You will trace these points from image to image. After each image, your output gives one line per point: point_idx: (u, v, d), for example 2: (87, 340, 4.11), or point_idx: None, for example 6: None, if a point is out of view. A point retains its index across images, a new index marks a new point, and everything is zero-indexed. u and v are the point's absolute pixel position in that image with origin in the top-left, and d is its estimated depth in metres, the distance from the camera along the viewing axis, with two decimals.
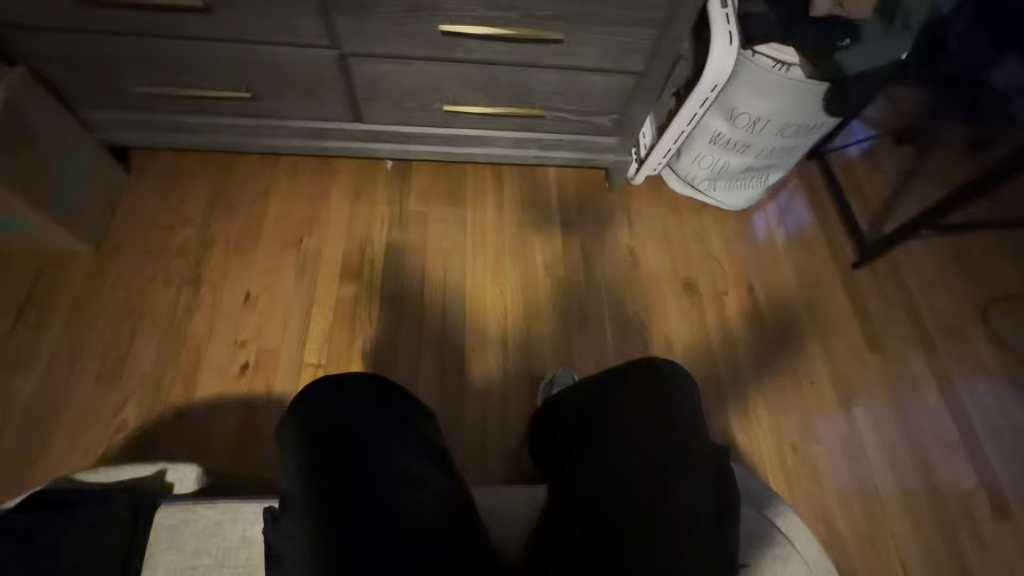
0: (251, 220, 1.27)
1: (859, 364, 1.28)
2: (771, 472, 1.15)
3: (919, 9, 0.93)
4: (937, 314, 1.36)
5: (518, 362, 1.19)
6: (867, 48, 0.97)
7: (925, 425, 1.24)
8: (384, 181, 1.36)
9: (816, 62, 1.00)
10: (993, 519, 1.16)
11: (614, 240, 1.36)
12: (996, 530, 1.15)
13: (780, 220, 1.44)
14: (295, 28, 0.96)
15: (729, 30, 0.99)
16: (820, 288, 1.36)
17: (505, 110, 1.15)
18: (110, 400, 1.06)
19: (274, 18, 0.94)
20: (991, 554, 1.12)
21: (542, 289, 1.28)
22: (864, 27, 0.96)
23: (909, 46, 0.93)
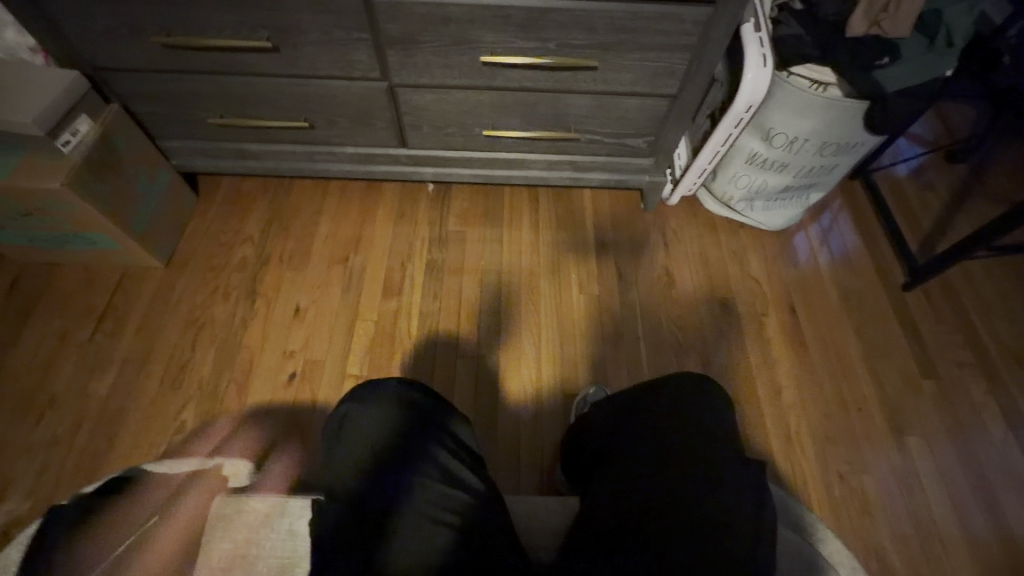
0: (303, 239, 1.36)
1: (914, 391, 1.22)
2: (818, 502, 1.10)
3: (960, 27, 0.95)
4: (1001, 339, 1.28)
5: (553, 377, 1.21)
6: (907, 65, 0.96)
7: (990, 458, 1.15)
8: (426, 203, 1.43)
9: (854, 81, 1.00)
10: None
11: (649, 259, 1.36)
12: None
13: (822, 240, 1.41)
14: (349, 63, 1.05)
15: (763, 52, 0.99)
16: (868, 311, 1.31)
17: (541, 133, 1.19)
18: (172, 402, 1.15)
19: (331, 55, 1.03)
20: None
21: (576, 306, 1.30)
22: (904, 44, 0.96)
23: (952, 63, 0.95)
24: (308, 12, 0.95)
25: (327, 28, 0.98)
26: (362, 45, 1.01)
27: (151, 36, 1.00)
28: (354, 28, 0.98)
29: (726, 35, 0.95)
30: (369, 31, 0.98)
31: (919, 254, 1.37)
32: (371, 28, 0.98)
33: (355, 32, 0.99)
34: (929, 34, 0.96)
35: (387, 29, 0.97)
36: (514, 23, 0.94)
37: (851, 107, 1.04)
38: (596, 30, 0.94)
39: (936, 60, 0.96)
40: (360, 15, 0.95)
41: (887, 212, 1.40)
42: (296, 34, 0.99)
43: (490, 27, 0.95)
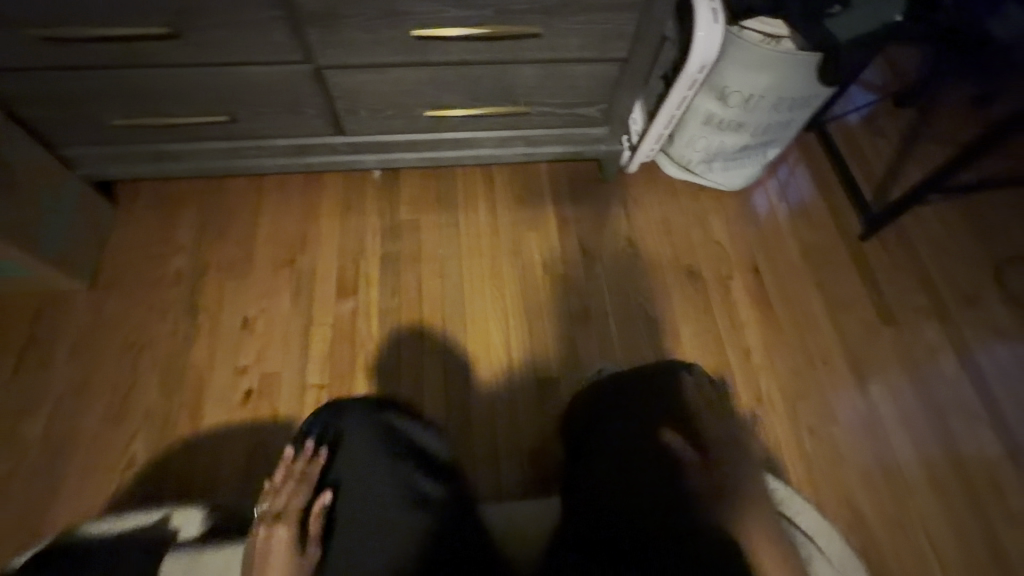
0: (243, 244, 1.25)
1: (873, 339, 1.25)
2: (790, 459, 1.13)
3: None
4: (950, 279, 1.32)
5: (524, 363, 1.18)
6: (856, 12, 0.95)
7: (944, 393, 1.21)
8: (374, 192, 1.33)
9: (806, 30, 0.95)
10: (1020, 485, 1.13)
11: (612, 232, 1.33)
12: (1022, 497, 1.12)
13: (781, 196, 1.40)
14: (266, 46, 0.94)
15: (713, 7, 0.94)
16: (829, 265, 1.32)
17: (489, 109, 1.12)
18: (118, 435, 1.06)
19: (243, 38, 0.92)
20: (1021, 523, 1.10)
21: (542, 287, 1.26)
22: None
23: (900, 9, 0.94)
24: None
25: (235, 7, 0.86)
26: (278, 25, 0.90)
27: (30, 30, 0.87)
28: (268, 6, 0.87)
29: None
30: (284, 8, 0.87)
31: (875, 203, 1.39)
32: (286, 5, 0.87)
33: (269, 9, 0.87)
34: None
35: (305, 4, 0.86)
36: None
37: (804, 61, 1.00)
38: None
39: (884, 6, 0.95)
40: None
41: (841, 163, 1.40)
42: (199, 16, 0.87)
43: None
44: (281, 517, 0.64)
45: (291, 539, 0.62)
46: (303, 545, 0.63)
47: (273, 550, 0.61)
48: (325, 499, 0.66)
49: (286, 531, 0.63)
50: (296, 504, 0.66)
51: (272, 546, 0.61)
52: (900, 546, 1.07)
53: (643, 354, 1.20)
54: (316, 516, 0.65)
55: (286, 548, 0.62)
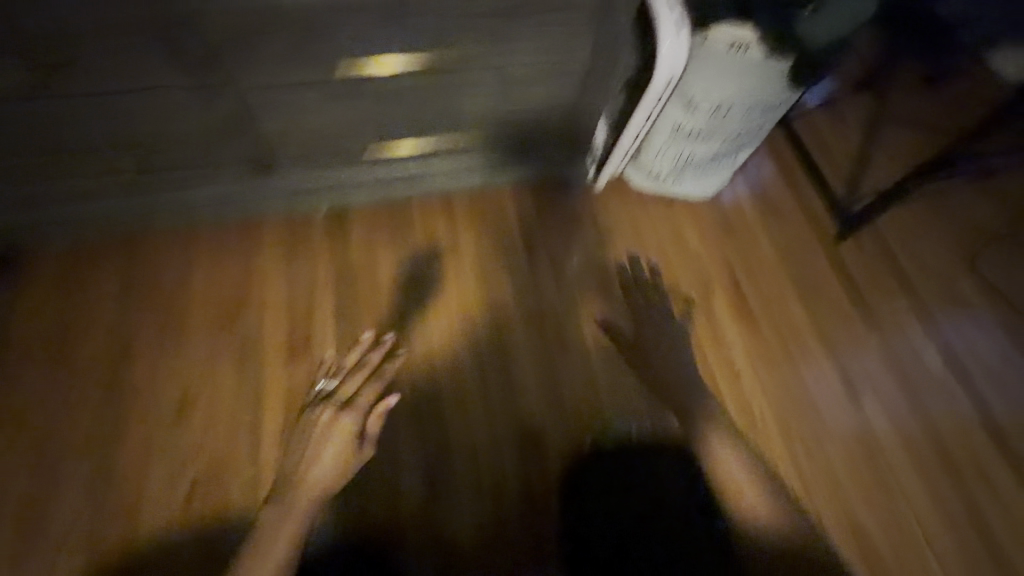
0: (171, 302, 1.10)
1: (858, 343, 1.21)
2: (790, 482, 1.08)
3: None
4: (930, 274, 1.29)
5: (501, 408, 1.09)
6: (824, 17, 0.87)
7: (934, 394, 1.18)
8: (318, 230, 1.19)
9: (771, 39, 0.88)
10: (1016, 484, 1.11)
11: (583, 253, 1.23)
12: (1020, 496, 1.10)
13: (754, 199, 1.34)
14: (178, 65, 0.84)
15: (676, 17, 0.85)
16: (806, 268, 1.28)
17: (438, 133, 1.10)
18: (44, 549, 0.93)
19: (155, 57, 0.83)
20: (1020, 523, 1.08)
21: (516, 323, 1.16)
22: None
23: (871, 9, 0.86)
24: (109, 3, 0.75)
25: None
26: (193, 37, 0.81)
27: None
28: (179, 19, 0.78)
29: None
30: (196, 20, 0.79)
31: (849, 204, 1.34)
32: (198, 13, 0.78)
33: None
34: None
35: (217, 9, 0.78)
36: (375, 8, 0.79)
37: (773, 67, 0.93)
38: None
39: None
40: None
41: (812, 163, 1.35)
42: None
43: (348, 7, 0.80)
44: (350, 403, 0.75)
45: (353, 433, 0.73)
46: (360, 445, 0.74)
47: (338, 428, 0.73)
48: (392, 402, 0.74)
49: (350, 421, 0.74)
50: (364, 398, 0.74)
51: (337, 426, 0.73)
52: (904, 561, 1.04)
53: (628, 385, 1.13)
54: (378, 418, 0.75)
55: (345, 436, 0.73)
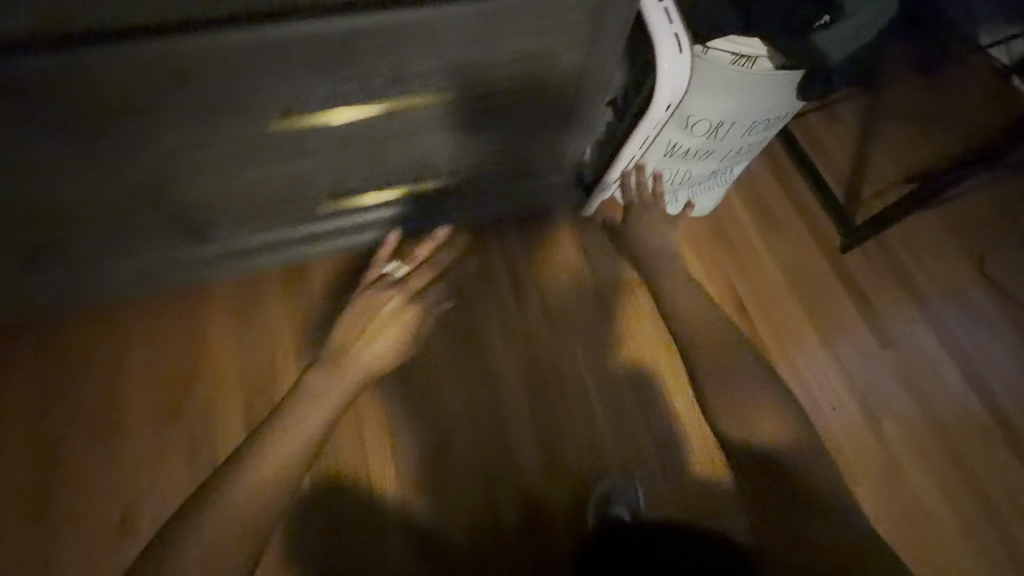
0: (112, 387, 0.95)
1: (872, 365, 1.15)
2: None
3: None
4: (937, 282, 1.24)
5: (502, 472, 1.00)
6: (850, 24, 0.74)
7: (953, 413, 1.12)
8: (274, 291, 1.04)
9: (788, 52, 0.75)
10: None
11: (578, 290, 1.13)
12: None
13: (752, 215, 1.25)
14: (63, 144, 0.66)
15: (675, 32, 0.73)
16: (813, 285, 1.21)
17: (407, 185, 0.92)
18: None
19: (19, 139, 0.64)
20: None
21: (509, 378, 1.06)
22: None
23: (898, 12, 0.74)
24: None
25: None
26: (62, 111, 0.62)
27: None
28: (42, 94, 0.60)
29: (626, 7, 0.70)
30: (61, 93, 0.60)
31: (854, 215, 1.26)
32: (58, 84, 0.59)
33: None
34: None
35: (91, 77, 0.59)
36: (312, 50, 0.63)
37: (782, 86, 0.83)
38: (439, 36, 0.66)
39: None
40: (32, 74, 0.57)
41: (813, 173, 1.26)
42: None
43: (275, 55, 0.63)
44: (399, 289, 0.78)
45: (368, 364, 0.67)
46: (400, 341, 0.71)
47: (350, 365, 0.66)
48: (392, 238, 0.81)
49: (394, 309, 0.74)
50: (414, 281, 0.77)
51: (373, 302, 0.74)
52: None
53: (638, 434, 1.04)
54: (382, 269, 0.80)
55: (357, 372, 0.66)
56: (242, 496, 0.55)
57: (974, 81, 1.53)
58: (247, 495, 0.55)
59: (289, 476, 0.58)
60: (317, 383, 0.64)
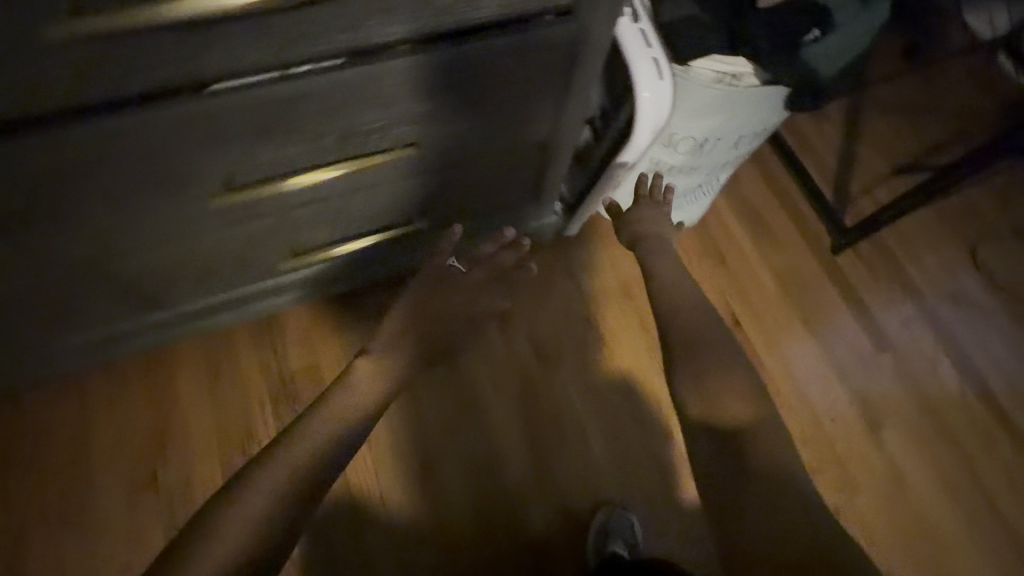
0: (85, 453, 0.90)
1: (871, 370, 1.12)
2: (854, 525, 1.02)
3: None
4: (930, 280, 1.21)
5: (500, 512, 0.97)
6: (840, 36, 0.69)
7: (956, 416, 1.10)
8: (248, 342, 0.99)
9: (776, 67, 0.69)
10: None
11: (568, 314, 1.10)
12: None
13: (741, 223, 1.22)
14: None
15: (654, 58, 0.68)
16: (806, 291, 1.18)
17: (381, 235, 0.88)
18: None
19: None
20: None
21: (501, 414, 1.02)
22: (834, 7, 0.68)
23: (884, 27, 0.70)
24: None
25: None
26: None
27: None
28: None
29: (599, 33, 0.67)
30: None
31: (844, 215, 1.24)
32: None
33: None
34: None
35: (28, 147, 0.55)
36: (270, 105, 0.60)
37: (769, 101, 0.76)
38: (400, 78, 0.64)
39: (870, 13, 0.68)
40: None
41: (803, 175, 1.23)
42: None
43: (227, 112, 0.59)
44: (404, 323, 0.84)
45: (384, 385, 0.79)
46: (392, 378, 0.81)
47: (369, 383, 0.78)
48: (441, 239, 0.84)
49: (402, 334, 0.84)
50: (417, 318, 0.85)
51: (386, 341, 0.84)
52: None
53: (637, 463, 1.02)
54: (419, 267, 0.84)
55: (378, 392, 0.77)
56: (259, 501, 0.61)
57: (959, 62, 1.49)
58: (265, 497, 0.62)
59: (301, 479, 0.64)
60: (312, 425, 0.68)
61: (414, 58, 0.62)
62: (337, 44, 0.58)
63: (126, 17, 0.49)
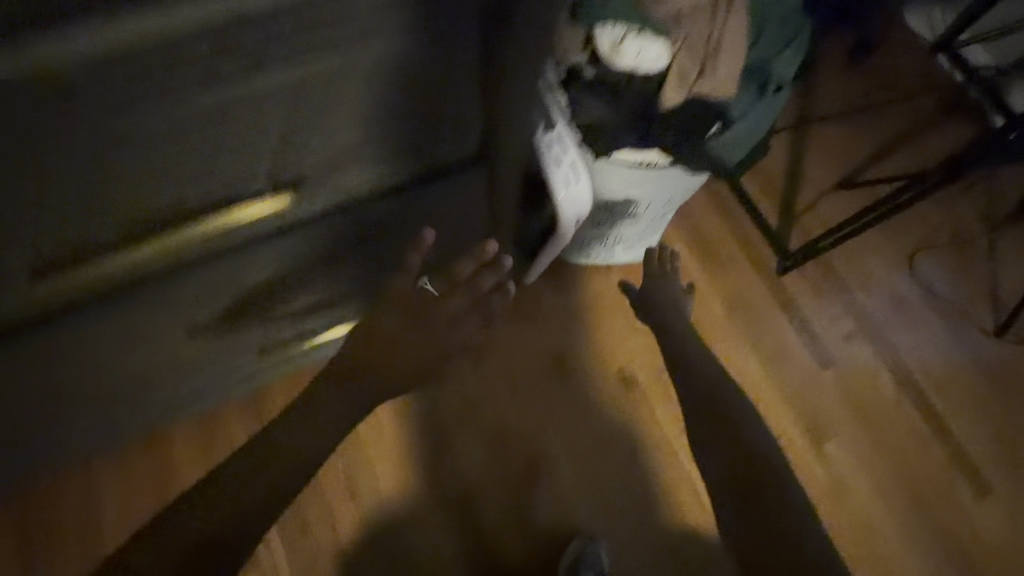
0: (91, 525, 0.99)
1: (814, 387, 1.22)
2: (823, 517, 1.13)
3: (787, 72, 0.76)
4: (872, 294, 1.30)
5: (480, 548, 1.07)
6: (737, 132, 0.76)
7: (894, 423, 1.21)
8: (236, 412, 1.07)
9: (685, 159, 0.76)
10: (977, 497, 1.17)
11: (530, 356, 1.18)
12: (982, 509, 1.16)
13: (693, 251, 1.29)
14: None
15: (571, 162, 0.75)
16: (755, 314, 1.26)
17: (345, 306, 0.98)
18: None
19: None
20: (985, 535, 1.15)
21: (475, 457, 1.11)
22: (732, 106, 0.75)
23: (776, 123, 0.77)
24: None
25: None
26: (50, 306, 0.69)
27: None
28: None
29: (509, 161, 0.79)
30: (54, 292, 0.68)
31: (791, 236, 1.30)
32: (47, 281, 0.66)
33: None
34: (758, 80, 0.75)
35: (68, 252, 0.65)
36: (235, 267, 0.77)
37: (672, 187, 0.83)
38: (349, 175, 0.76)
39: (762, 114, 0.76)
40: None
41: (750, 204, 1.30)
42: None
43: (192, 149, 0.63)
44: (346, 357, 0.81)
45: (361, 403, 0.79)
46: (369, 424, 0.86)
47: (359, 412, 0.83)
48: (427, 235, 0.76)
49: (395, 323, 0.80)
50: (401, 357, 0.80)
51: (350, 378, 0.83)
52: None
53: (602, 492, 1.11)
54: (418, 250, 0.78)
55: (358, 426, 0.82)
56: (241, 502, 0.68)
57: (911, 59, 1.49)
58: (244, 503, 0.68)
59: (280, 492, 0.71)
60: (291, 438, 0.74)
61: (362, 160, 0.75)
62: (282, 213, 0.74)
63: (121, 236, 0.67)
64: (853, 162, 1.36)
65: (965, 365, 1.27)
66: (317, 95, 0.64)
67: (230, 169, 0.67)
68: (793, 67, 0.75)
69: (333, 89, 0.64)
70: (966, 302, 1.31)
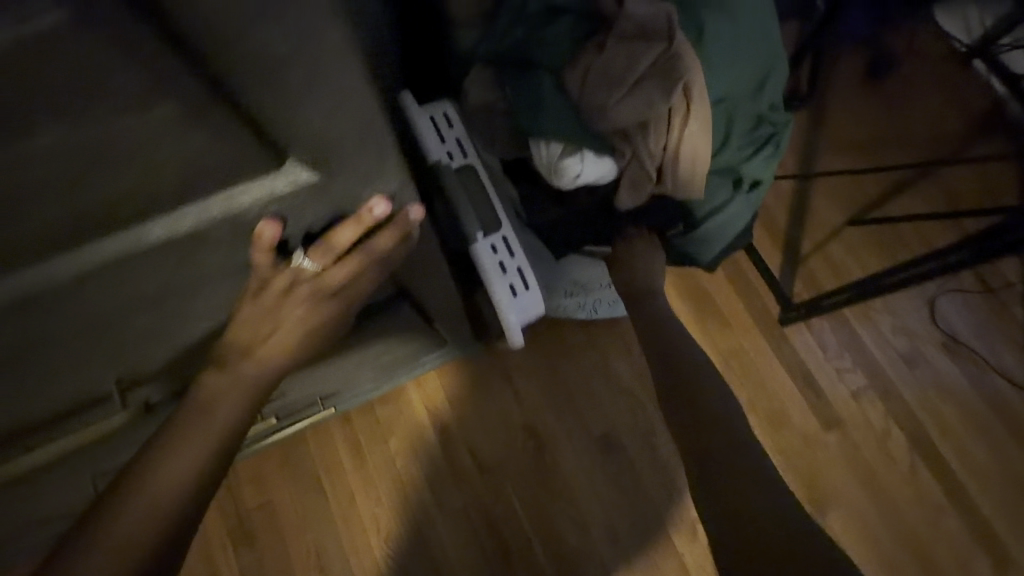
0: None
1: (816, 451, 1.13)
2: None
3: (768, 165, 0.68)
4: (886, 345, 1.18)
5: None
6: (708, 228, 0.73)
7: (906, 491, 1.11)
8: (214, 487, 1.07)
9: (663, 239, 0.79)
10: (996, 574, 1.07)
11: (506, 421, 1.13)
12: None
13: (687, 302, 1.19)
14: None
15: (516, 272, 0.68)
16: (754, 372, 1.16)
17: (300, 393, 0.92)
18: None
19: None
20: None
21: (448, 531, 1.07)
22: (704, 205, 0.69)
23: (749, 215, 0.73)
24: None
25: None
26: None
27: None
28: None
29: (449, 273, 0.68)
30: None
31: (795, 285, 1.19)
32: None
33: None
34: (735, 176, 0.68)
35: None
36: (133, 439, 0.68)
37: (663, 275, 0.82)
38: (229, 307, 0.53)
39: (736, 211, 0.71)
40: None
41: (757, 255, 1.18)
42: None
43: (67, 362, 0.51)
44: None
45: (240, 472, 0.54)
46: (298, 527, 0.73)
47: None
48: (264, 232, 0.42)
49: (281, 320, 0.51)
50: None
51: None
52: None
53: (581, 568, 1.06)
54: (262, 250, 0.44)
55: None
56: (137, 509, 0.48)
57: (942, 73, 1.32)
58: (146, 505, 0.48)
59: (191, 497, 0.51)
60: (189, 420, 0.52)
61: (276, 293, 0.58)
62: (177, 360, 0.59)
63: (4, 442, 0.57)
64: (868, 197, 1.23)
65: (991, 424, 1.15)
66: (191, 313, 0.52)
67: (81, 379, 0.55)
68: (772, 162, 0.68)
69: (215, 269, 0.47)
70: (994, 353, 1.18)
